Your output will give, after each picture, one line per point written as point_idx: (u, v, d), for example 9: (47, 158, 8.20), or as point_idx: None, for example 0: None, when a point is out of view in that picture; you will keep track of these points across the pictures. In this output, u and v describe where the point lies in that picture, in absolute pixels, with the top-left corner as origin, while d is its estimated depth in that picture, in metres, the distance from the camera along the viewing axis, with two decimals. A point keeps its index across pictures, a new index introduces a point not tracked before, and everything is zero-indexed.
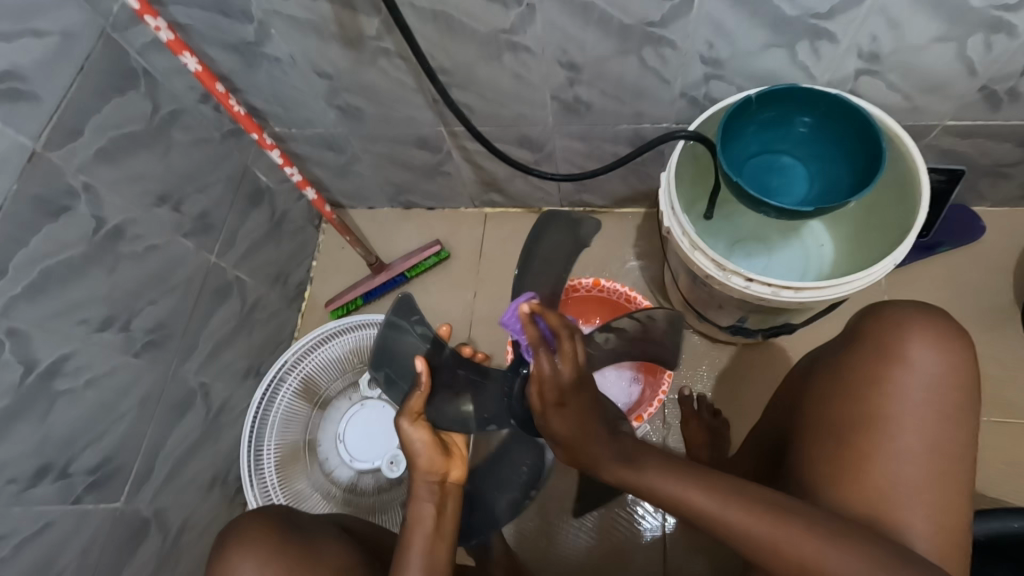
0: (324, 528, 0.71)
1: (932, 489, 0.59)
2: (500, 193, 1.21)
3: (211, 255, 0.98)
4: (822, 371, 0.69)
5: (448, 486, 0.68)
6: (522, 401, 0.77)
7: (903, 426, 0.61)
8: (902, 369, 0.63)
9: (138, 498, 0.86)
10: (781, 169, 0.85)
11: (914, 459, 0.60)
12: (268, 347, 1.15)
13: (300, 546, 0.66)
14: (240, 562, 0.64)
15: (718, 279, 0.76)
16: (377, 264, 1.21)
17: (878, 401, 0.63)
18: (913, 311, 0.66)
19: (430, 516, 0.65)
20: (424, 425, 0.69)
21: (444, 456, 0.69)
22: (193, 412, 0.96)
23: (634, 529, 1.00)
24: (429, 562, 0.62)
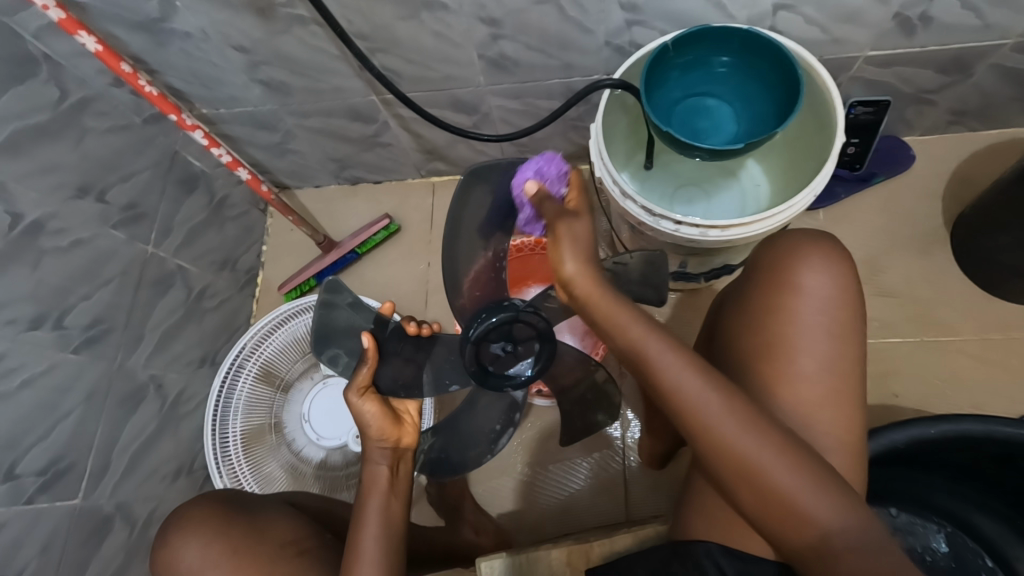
0: (273, 505, 0.73)
1: (832, 405, 0.61)
2: (444, 160, 1.20)
3: (147, 246, 0.96)
4: (729, 307, 0.69)
5: (402, 450, 0.70)
6: (473, 361, 0.73)
7: (801, 350, 0.62)
8: (795, 296, 0.63)
9: (97, 493, 0.86)
10: (707, 111, 0.85)
11: (812, 380, 0.61)
12: (222, 335, 1.14)
13: (246, 523, 0.68)
14: (187, 545, 0.66)
15: (649, 224, 0.77)
16: (326, 242, 1.20)
17: (777, 330, 0.63)
18: (803, 238, 0.67)
19: (384, 477, 0.67)
20: (374, 396, 0.69)
21: (396, 422, 0.70)
22: (147, 405, 0.95)
23: (623, 468, 1.03)
24: (386, 516, 0.65)
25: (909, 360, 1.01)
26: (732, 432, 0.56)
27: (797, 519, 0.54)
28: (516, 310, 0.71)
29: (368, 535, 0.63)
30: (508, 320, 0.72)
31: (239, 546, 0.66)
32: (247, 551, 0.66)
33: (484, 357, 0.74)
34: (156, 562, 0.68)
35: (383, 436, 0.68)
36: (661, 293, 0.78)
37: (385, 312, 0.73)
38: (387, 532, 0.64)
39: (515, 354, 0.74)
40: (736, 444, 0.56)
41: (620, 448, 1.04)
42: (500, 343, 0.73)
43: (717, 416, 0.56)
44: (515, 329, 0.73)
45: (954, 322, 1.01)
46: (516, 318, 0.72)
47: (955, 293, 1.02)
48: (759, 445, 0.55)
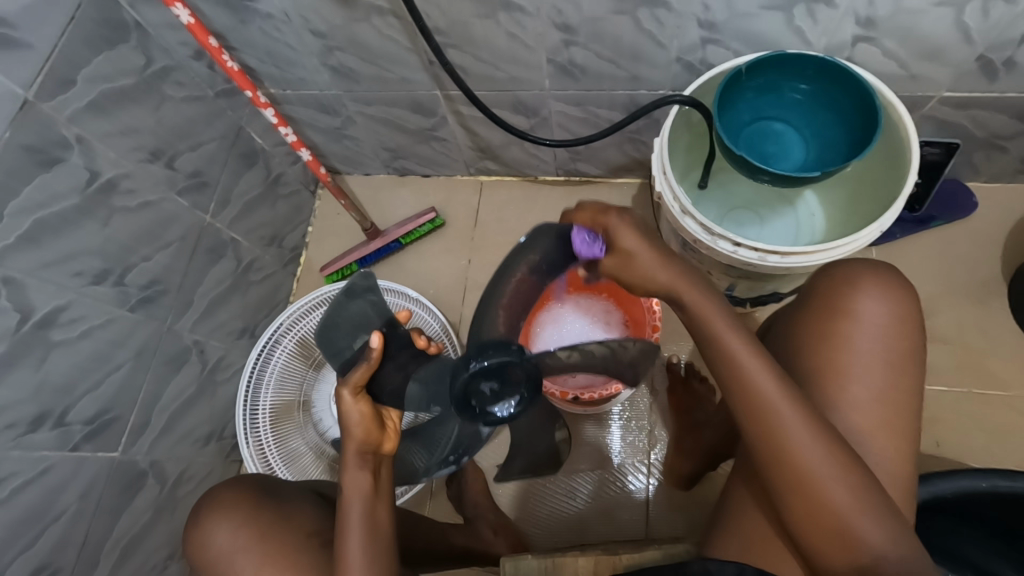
0: (299, 494, 0.74)
1: (885, 436, 0.59)
2: (496, 160, 1.21)
3: (205, 215, 0.99)
4: (779, 330, 0.68)
5: (382, 455, 0.67)
6: (457, 389, 0.65)
7: (855, 377, 0.60)
8: (851, 323, 0.62)
9: (135, 448, 0.88)
10: (775, 136, 0.85)
11: (865, 409, 0.60)
12: (263, 309, 1.16)
13: (270, 511, 0.69)
14: (217, 528, 0.68)
15: (706, 243, 0.77)
16: (372, 230, 1.22)
17: (829, 356, 0.62)
18: (859, 266, 0.66)
19: (365, 482, 0.64)
20: (366, 397, 0.65)
21: (380, 427, 0.66)
22: (188, 368, 0.97)
23: (623, 492, 1.02)
24: (370, 520, 0.63)
25: (954, 410, 0.98)
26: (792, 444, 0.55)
27: (842, 541, 0.53)
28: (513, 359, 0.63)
29: (351, 541, 0.62)
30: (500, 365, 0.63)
31: (265, 533, 0.67)
32: (273, 538, 0.67)
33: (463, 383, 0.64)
34: (186, 544, 0.70)
35: (364, 442, 0.64)
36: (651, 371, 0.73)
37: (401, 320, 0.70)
38: (373, 537, 0.63)
39: (500, 396, 0.65)
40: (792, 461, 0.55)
41: (626, 469, 1.03)
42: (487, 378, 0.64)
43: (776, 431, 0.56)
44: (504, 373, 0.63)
45: (1007, 376, 0.98)
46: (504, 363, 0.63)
47: (1009, 345, 0.99)
48: (818, 467, 0.54)
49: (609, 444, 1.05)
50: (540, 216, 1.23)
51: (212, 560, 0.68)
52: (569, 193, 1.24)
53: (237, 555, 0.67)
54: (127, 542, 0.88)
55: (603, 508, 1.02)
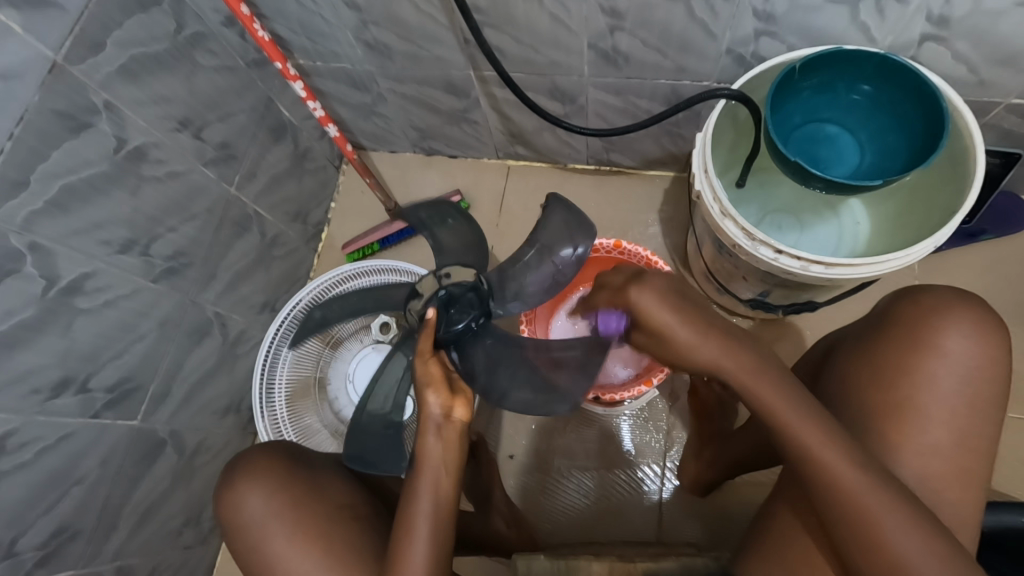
0: (329, 466, 0.74)
1: (956, 480, 0.58)
2: (526, 145, 1.18)
3: (231, 187, 0.98)
4: (846, 354, 0.66)
5: (455, 423, 0.62)
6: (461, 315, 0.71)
7: (932, 418, 0.59)
8: (936, 360, 0.61)
9: (156, 418, 0.89)
10: (827, 139, 0.80)
11: (942, 450, 0.59)
12: (284, 284, 1.16)
13: (303, 482, 0.69)
14: (251, 493, 0.68)
15: (747, 248, 0.73)
16: (396, 211, 1.19)
17: (907, 392, 0.60)
18: (948, 297, 0.64)
19: (435, 453, 0.61)
20: (434, 360, 0.66)
21: (451, 390, 0.64)
22: (209, 340, 0.97)
23: (635, 492, 1.01)
24: (433, 497, 0.61)
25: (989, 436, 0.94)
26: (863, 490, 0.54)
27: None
28: (433, 275, 0.75)
29: (419, 517, 0.60)
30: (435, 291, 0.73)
31: (299, 503, 0.68)
32: (305, 508, 0.67)
33: (445, 324, 0.70)
34: (217, 506, 0.70)
35: (439, 406, 0.62)
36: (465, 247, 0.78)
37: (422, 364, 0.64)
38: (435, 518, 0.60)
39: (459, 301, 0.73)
40: (862, 502, 0.54)
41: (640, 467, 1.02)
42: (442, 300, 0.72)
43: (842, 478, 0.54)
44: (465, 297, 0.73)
45: None
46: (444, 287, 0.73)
47: None
48: (895, 516, 0.53)
49: (622, 439, 1.04)
50: None
51: (245, 525, 0.68)
52: (599, 184, 1.20)
53: (269, 522, 0.67)
54: (144, 508, 0.89)
55: (614, 506, 1.01)
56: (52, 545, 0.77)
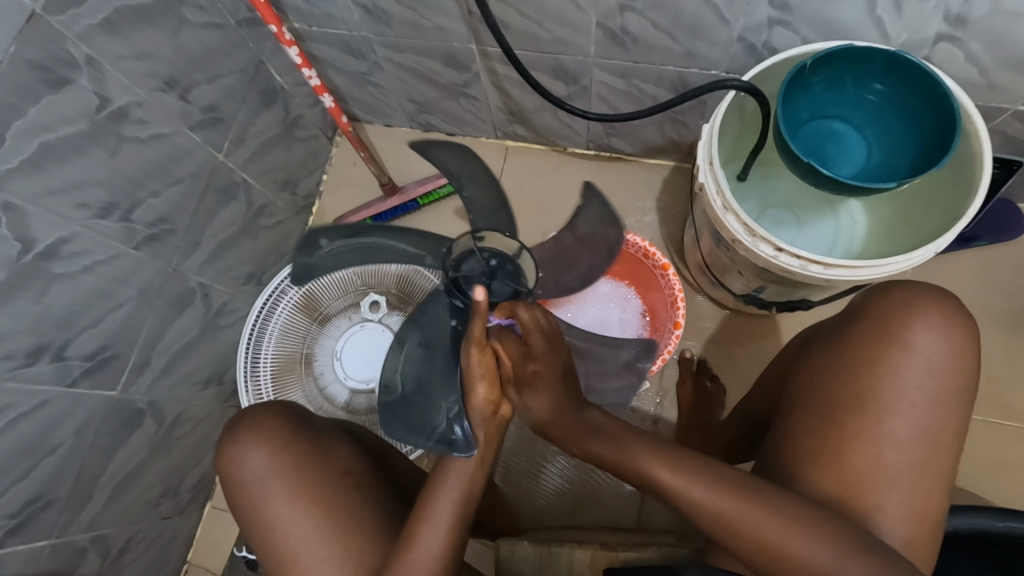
0: (334, 430, 0.73)
1: (912, 476, 0.58)
2: (526, 125, 1.15)
3: (218, 152, 0.94)
4: (816, 349, 0.67)
5: (502, 417, 0.66)
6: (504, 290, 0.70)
7: (895, 411, 0.60)
8: (903, 355, 0.61)
9: (135, 387, 0.86)
10: (834, 136, 0.79)
11: (898, 445, 0.59)
12: (271, 256, 1.13)
13: (308, 443, 0.68)
14: (253, 450, 0.67)
15: (746, 244, 0.72)
16: (390, 185, 1.16)
17: (872, 382, 0.61)
18: (920, 292, 0.63)
19: (485, 444, 0.63)
20: (491, 349, 0.63)
21: (502, 387, 0.64)
22: (192, 310, 0.95)
23: (618, 480, 1.02)
24: (468, 488, 0.60)
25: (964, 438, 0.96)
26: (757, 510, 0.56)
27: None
28: (469, 236, 0.72)
29: (441, 504, 0.59)
30: (473, 254, 0.71)
31: (301, 465, 0.66)
32: (307, 471, 0.66)
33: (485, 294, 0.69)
34: (218, 462, 0.68)
35: (488, 400, 0.63)
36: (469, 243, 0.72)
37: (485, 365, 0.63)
38: (468, 492, 0.60)
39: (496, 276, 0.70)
40: (760, 517, 0.56)
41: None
42: (482, 267, 0.70)
43: (736, 503, 0.57)
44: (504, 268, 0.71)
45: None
46: (483, 250, 0.71)
47: None
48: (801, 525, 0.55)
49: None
50: (565, 189, 1.18)
51: (243, 483, 0.66)
52: (597, 169, 1.18)
53: (269, 482, 0.65)
54: (122, 478, 0.88)
55: (596, 490, 1.02)
56: (23, 514, 0.75)
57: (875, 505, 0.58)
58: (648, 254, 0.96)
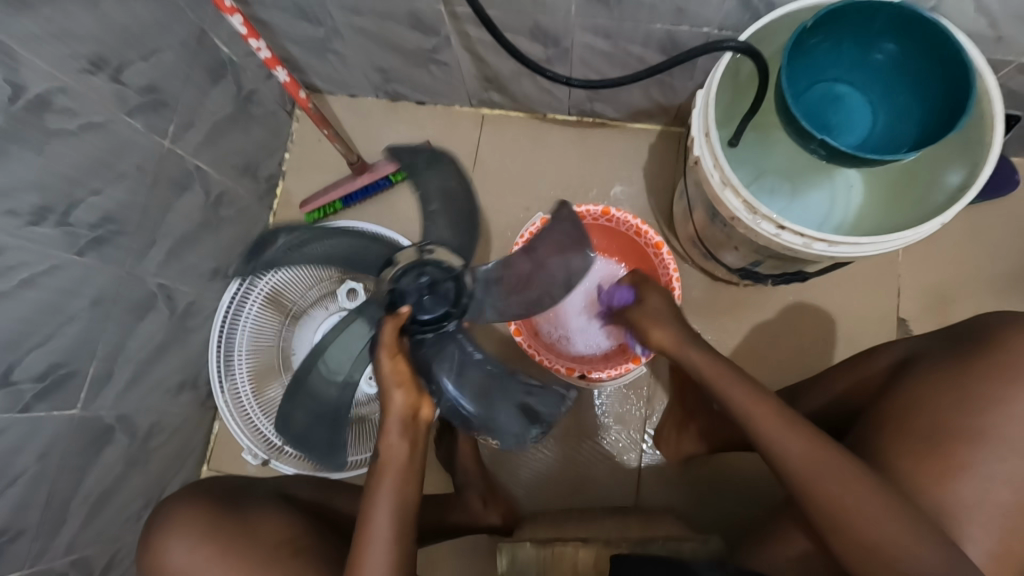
0: (263, 500, 0.73)
1: (1005, 512, 0.61)
2: (502, 92, 1.07)
3: (164, 140, 0.85)
4: (916, 372, 0.68)
5: (420, 421, 0.67)
6: (434, 303, 0.70)
7: (1005, 446, 0.61)
8: (1019, 389, 0.62)
9: (99, 403, 0.80)
10: (836, 100, 0.73)
11: (1003, 480, 0.61)
12: (236, 247, 1.05)
13: (232, 522, 0.68)
14: (174, 543, 0.67)
15: (746, 222, 0.68)
16: (360, 163, 1.07)
17: (985, 416, 0.62)
18: None
19: (401, 453, 0.65)
20: (402, 358, 0.66)
21: (418, 391, 0.67)
22: (155, 314, 0.88)
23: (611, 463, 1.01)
24: (400, 504, 0.65)
25: None
26: (876, 511, 0.57)
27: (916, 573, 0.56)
28: (415, 249, 0.73)
29: (380, 517, 0.64)
30: (414, 266, 0.72)
31: (226, 549, 0.67)
32: (235, 552, 0.67)
33: (415, 311, 0.70)
34: (145, 553, 0.69)
35: (407, 407, 0.65)
36: (423, 263, 0.72)
37: (391, 373, 0.65)
38: (403, 512, 0.64)
39: (433, 300, 0.71)
40: (877, 515, 0.57)
41: (609, 430, 1.01)
42: (416, 284, 0.71)
43: (859, 501, 0.58)
44: (444, 285, 0.72)
45: None
46: (425, 263, 0.72)
47: None
48: (906, 531, 0.56)
49: (594, 407, 1.02)
50: (548, 160, 1.12)
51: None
52: (580, 137, 1.12)
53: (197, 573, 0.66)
54: (98, 497, 0.83)
55: (581, 472, 1.01)
56: None
57: (964, 535, 0.60)
58: (639, 232, 0.92)
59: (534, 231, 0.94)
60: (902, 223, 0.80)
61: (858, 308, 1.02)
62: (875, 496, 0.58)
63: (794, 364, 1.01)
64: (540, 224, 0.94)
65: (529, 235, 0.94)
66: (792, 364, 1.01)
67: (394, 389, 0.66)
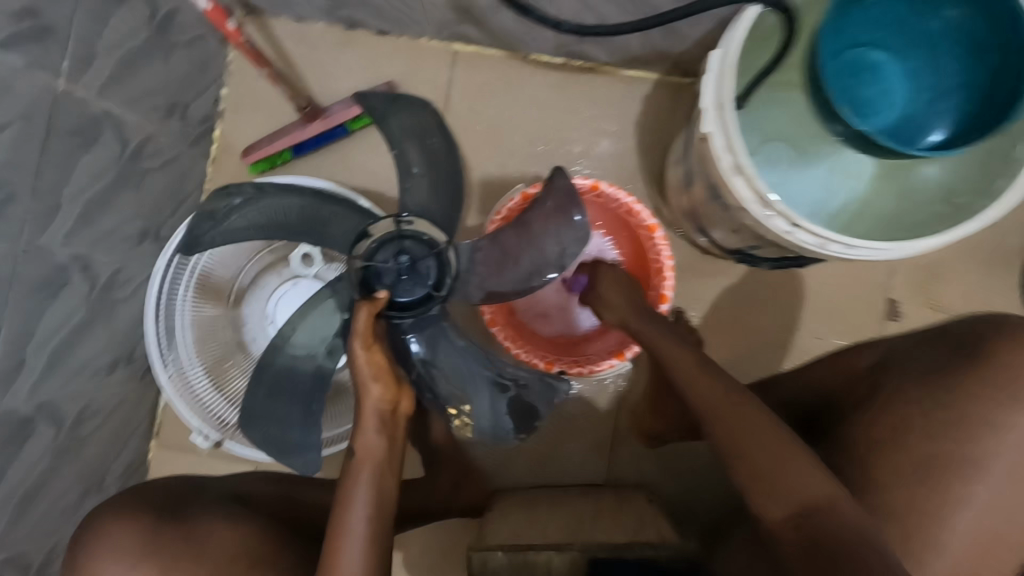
0: (212, 507, 0.64)
1: (953, 528, 0.57)
2: (477, 26, 0.91)
3: (57, 78, 0.68)
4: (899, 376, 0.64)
5: (399, 416, 0.63)
6: (412, 286, 0.64)
7: (973, 467, 0.59)
8: (1005, 411, 0.59)
9: (12, 395, 0.70)
10: (871, 69, 0.67)
11: (964, 501, 0.58)
12: (166, 203, 0.92)
13: (179, 536, 0.59)
14: (109, 565, 0.57)
15: (756, 215, 0.60)
16: (311, 109, 0.93)
17: (956, 436, 0.59)
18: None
19: (378, 448, 0.60)
20: (378, 347, 0.62)
21: (396, 382, 0.62)
22: (71, 289, 0.76)
23: (585, 440, 0.97)
24: (377, 492, 0.58)
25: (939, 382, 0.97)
26: (763, 443, 0.59)
27: (795, 496, 0.55)
28: (392, 220, 0.66)
29: (357, 519, 0.55)
30: (392, 240, 0.65)
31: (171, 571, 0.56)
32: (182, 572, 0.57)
33: (391, 293, 0.64)
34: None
35: (383, 400, 0.61)
36: (399, 238, 0.65)
37: (365, 360, 0.61)
38: (380, 512, 0.57)
39: (412, 283, 0.64)
40: (759, 439, 0.59)
41: (585, 409, 0.97)
42: (393, 261, 0.64)
43: (748, 429, 0.60)
44: (423, 264, 0.65)
45: None
46: (404, 236, 0.65)
47: None
48: (784, 452, 0.58)
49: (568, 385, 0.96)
50: (528, 108, 0.98)
51: None
52: (566, 82, 0.98)
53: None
54: (26, 493, 0.75)
55: (554, 450, 0.97)
56: None
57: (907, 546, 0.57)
58: (632, 211, 0.84)
59: (514, 205, 0.83)
60: (916, 219, 0.72)
61: (849, 287, 0.97)
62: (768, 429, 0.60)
63: (781, 344, 0.96)
64: (520, 199, 0.83)
65: (508, 211, 0.83)
66: (779, 343, 0.96)
67: (371, 378, 0.61)
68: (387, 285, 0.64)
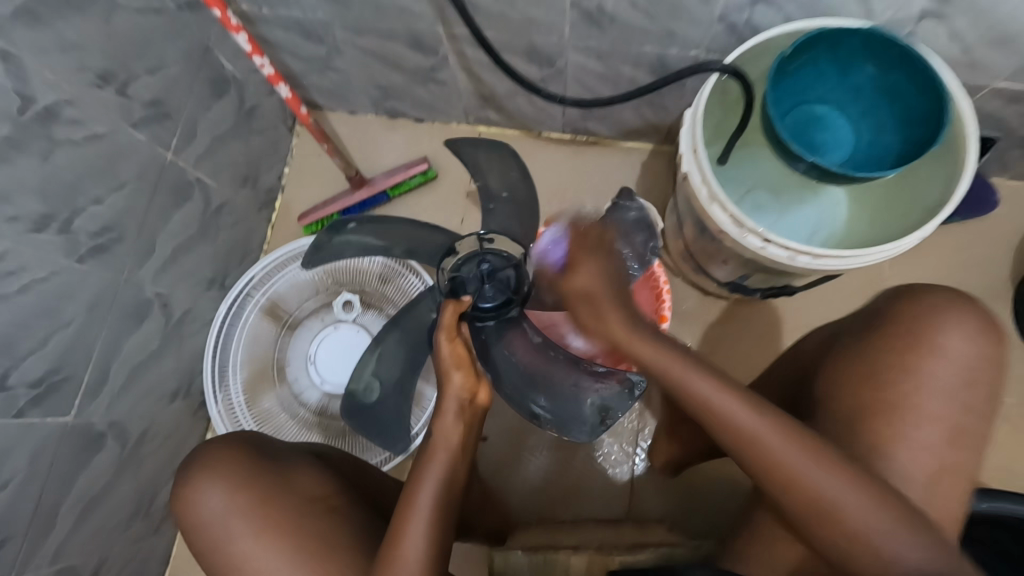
0: (298, 456, 0.70)
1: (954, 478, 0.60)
2: (499, 110, 1.10)
3: (167, 151, 0.86)
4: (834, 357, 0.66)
5: (478, 407, 0.63)
6: (495, 291, 0.71)
7: (924, 419, 0.60)
8: (932, 360, 0.61)
9: (92, 409, 0.80)
10: (818, 121, 0.82)
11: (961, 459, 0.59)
12: (233, 256, 1.07)
13: (268, 476, 0.65)
14: (212, 487, 0.65)
15: (734, 236, 0.70)
16: (358, 177, 1.10)
17: (899, 392, 0.61)
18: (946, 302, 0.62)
19: (454, 434, 0.61)
20: (460, 341, 0.66)
21: (475, 372, 0.64)
22: (151, 321, 0.89)
23: (602, 473, 1.01)
24: (447, 477, 0.61)
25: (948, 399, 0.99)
26: (800, 462, 0.56)
27: (836, 512, 0.56)
28: (476, 239, 0.77)
29: (421, 494, 0.60)
30: (475, 255, 0.74)
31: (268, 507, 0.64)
32: (273, 510, 0.64)
33: (476, 297, 0.71)
34: (173, 500, 0.66)
35: (463, 389, 0.62)
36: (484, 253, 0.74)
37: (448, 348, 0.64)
38: (449, 488, 0.61)
39: (492, 290, 0.71)
40: (785, 451, 0.56)
41: (603, 443, 1.01)
42: (477, 270, 0.72)
43: (763, 429, 0.57)
44: (502, 273, 0.73)
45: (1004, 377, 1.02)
46: (486, 253, 0.74)
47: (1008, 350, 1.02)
48: (822, 478, 0.56)
49: None
50: (542, 175, 1.14)
51: (209, 521, 0.65)
52: (574, 154, 1.15)
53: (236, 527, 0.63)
54: (87, 504, 0.82)
55: (574, 481, 1.01)
56: None
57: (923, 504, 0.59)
58: None
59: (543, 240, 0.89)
60: (887, 235, 0.81)
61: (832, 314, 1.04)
62: (800, 446, 0.57)
63: None
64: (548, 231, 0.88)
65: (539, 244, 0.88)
66: None
67: (450, 363, 0.63)
68: (473, 290, 0.71)
